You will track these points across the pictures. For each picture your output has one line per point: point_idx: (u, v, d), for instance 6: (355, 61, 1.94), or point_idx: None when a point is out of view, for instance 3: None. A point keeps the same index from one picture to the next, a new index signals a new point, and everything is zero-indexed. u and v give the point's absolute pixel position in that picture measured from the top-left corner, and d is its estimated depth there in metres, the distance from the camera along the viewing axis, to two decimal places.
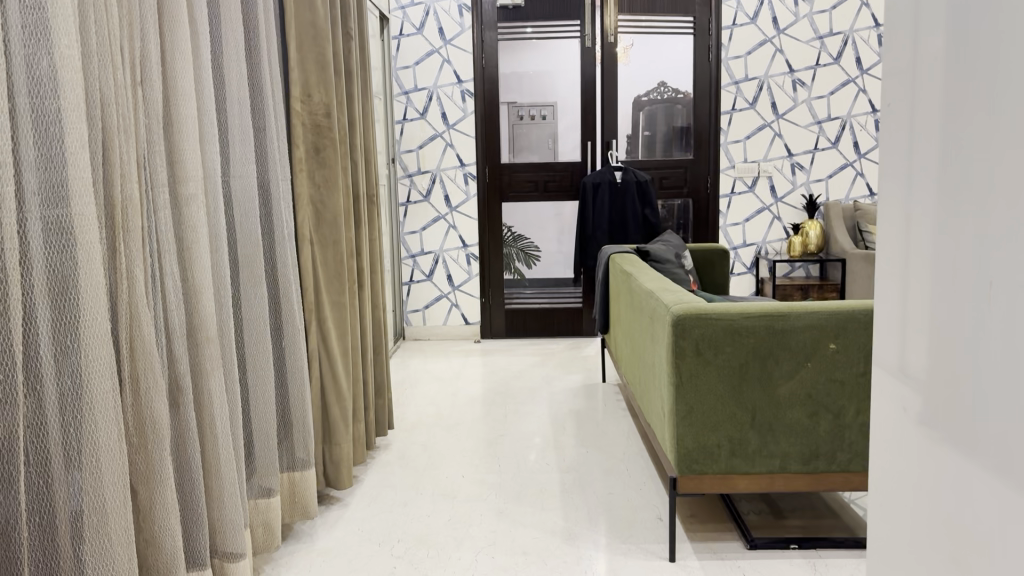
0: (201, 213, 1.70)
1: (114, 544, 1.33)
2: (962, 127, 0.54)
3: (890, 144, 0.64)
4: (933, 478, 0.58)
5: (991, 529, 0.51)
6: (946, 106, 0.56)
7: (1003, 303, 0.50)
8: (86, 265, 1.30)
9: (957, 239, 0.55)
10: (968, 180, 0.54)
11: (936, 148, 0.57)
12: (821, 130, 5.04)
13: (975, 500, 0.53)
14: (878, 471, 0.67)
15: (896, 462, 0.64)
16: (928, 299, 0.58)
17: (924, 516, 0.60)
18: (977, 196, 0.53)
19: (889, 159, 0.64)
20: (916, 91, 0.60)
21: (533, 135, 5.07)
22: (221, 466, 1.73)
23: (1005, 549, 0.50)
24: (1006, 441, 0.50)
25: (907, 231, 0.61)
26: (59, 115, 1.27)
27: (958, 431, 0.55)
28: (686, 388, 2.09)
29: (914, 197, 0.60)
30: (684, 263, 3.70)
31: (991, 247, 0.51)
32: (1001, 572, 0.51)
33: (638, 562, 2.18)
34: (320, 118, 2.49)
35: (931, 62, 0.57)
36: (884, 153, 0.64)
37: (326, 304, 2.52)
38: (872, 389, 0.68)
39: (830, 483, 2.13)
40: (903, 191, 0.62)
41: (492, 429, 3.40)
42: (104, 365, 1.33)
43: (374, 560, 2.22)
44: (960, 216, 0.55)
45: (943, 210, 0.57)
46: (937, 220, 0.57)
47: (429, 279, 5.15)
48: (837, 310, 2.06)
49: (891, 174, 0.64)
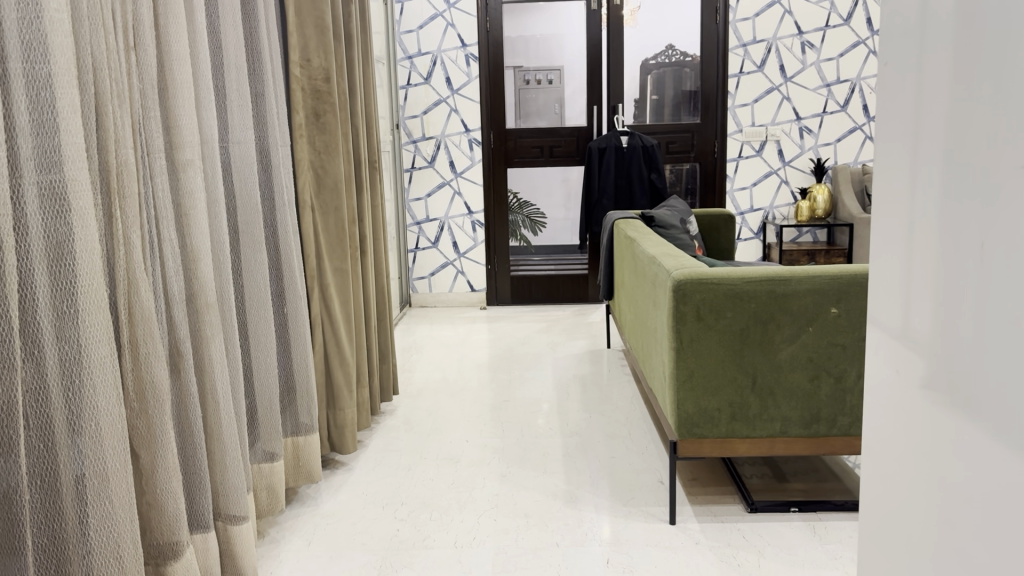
0: (198, 178, 1.69)
1: (116, 506, 1.35)
2: (970, 81, 0.52)
3: (888, 102, 0.62)
4: (929, 443, 0.58)
5: (990, 491, 0.51)
6: (954, 59, 0.54)
7: (1007, 262, 0.49)
8: (80, 230, 1.30)
9: (964, 198, 0.53)
10: (975, 138, 0.52)
11: (941, 105, 0.55)
12: (830, 93, 4.94)
13: (975, 462, 0.52)
14: (873, 434, 0.67)
15: (892, 425, 0.63)
16: (929, 262, 0.57)
17: (921, 478, 0.59)
18: (984, 155, 0.51)
19: (887, 117, 0.63)
20: (922, 46, 0.57)
21: (540, 100, 5.03)
22: (223, 430, 1.75)
23: (1002, 509, 0.49)
24: (1007, 400, 0.49)
25: (911, 193, 0.59)
26: (50, 80, 1.27)
27: (958, 393, 0.54)
28: (686, 353, 2.09)
29: (918, 156, 0.58)
30: (689, 228, 3.68)
31: (997, 205, 0.50)
32: (995, 532, 0.50)
33: (639, 524, 2.20)
34: (319, 83, 2.46)
35: (938, 14, 0.55)
36: (889, 112, 0.62)
37: (327, 270, 2.52)
38: (871, 353, 0.67)
39: (830, 447, 2.13)
40: (908, 152, 0.60)
41: (497, 394, 3.42)
42: (99, 329, 1.34)
43: (378, 522, 2.25)
44: (964, 172, 0.53)
45: (943, 170, 0.55)
46: (938, 181, 0.56)
47: (434, 246, 5.14)
48: (840, 274, 2.05)
49: (895, 133, 0.61)
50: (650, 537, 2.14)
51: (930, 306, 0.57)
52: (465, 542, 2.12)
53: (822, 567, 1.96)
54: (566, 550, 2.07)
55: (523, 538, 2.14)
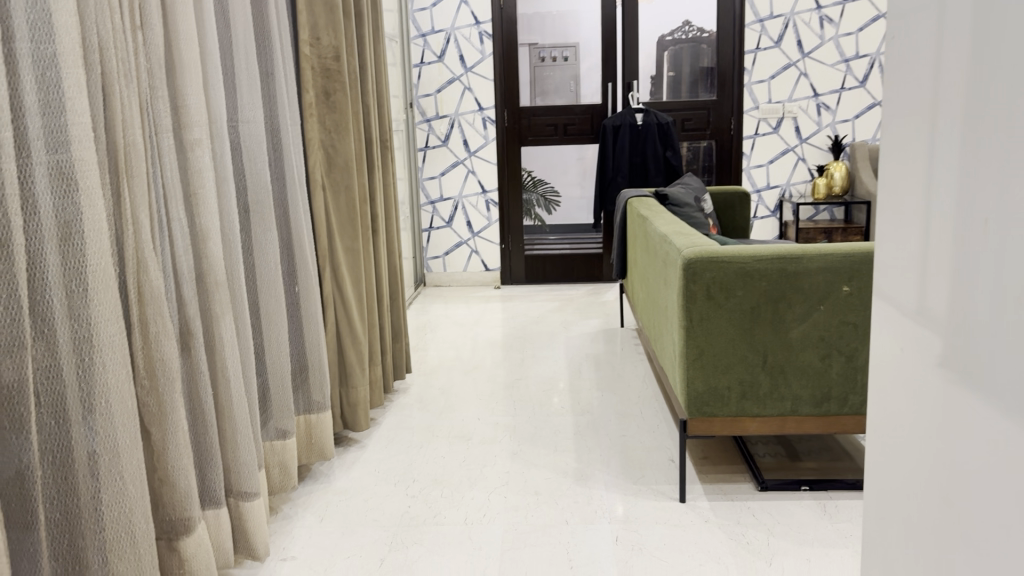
0: (205, 157, 1.70)
1: (127, 482, 1.37)
2: (994, 45, 0.49)
3: (904, 72, 0.59)
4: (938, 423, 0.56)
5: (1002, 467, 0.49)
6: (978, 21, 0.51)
7: None
8: (88, 210, 1.31)
9: (985, 168, 0.51)
10: (998, 105, 0.49)
11: (963, 71, 0.52)
12: (849, 69, 4.86)
13: (986, 439, 0.51)
14: (879, 413, 0.66)
15: (899, 403, 0.62)
16: (941, 235, 0.56)
17: (927, 456, 0.58)
18: (1009, 120, 0.48)
19: (899, 90, 0.60)
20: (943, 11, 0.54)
21: (555, 78, 4.99)
22: (234, 408, 1.76)
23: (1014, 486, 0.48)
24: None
25: (930, 165, 0.56)
26: (55, 60, 1.27)
27: (972, 368, 0.52)
28: (697, 331, 2.08)
29: (937, 127, 0.55)
30: (704, 207, 3.65)
31: (1019, 175, 0.47)
32: (1004, 509, 0.49)
33: (648, 502, 2.21)
34: (329, 61, 2.46)
35: None
36: (907, 81, 0.59)
37: (339, 248, 2.53)
38: (878, 330, 0.65)
39: (842, 426, 2.12)
40: (926, 122, 0.57)
41: (510, 372, 3.43)
42: (108, 307, 1.35)
43: (390, 499, 2.27)
44: (986, 140, 0.50)
45: (956, 142, 0.53)
46: (949, 153, 0.54)
47: (448, 226, 5.15)
48: (852, 252, 2.03)
49: (913, 103, 0.58)
50: (660, 515, 2.14)
51: (938, 282, 0.56)
52: (476, 519, 2.14)
53: (831, 545, 1.96)
54: (576, 527, 2.08)
55: (533, 515, 2.15)
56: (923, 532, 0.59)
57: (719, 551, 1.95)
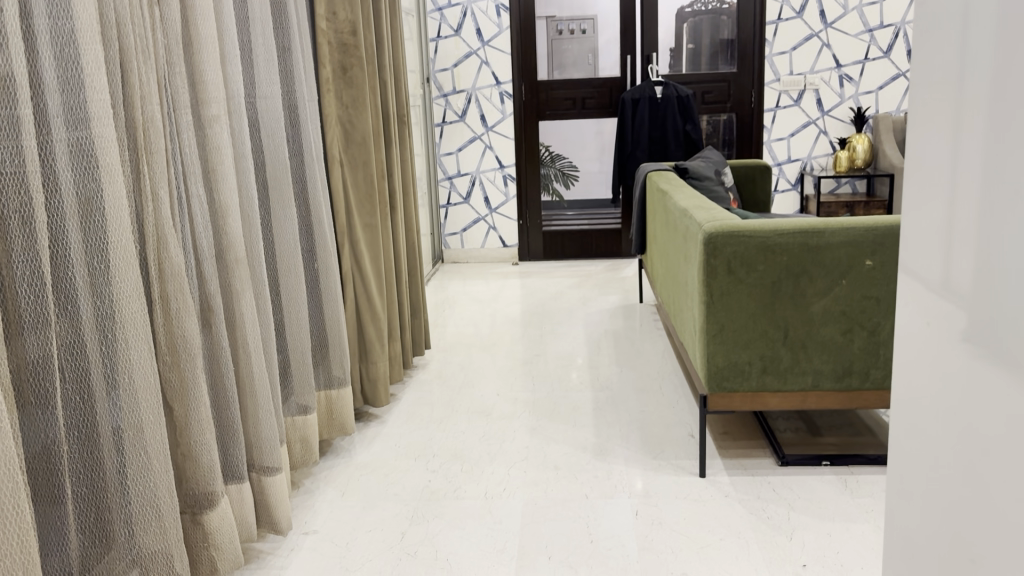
0: (224, 132, 1.70)
1: (152, 457, 1.38)
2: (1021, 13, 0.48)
3: (927, 43, 0.58)
4: (965, 405, 0.55)
5: None
6: None
7: None
8: (109, 187, 1.31)
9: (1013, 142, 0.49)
10: None
11: (990, 42, 0.51)
12: (873, 39, 4.76)
13: (1012, 416, 0.49)
14: (903, 389, 0.64)
15: (922, 378, 0.61)
16: (967, 209, 0.54)
17: (950, 432, 0.57)
18: None
19: (923, 61, 0.59)
20: None
21: (573, 51, 4.94)
22: (256, 384, 1.78)
23: None
24: None
25: (954, 139, 0.55)
26: (73, 35, 1.27)
27: (998, 345, 0.51)
28: (717, 306, 2.07)
29: (961, 100, 0.54)
30: (724, 180, 3.62)
31: None
32: None
33: (668, 477, 2.21)
34: (346, 36, 2.44)
35: None
36: (931, 53, 0.57)
37: (357, 225, 2.53)
38: (901, 305, 0.64)
39: (864, 400, 2.10)
40: (949, 96, 0.55)
41: (528, 348, 3.43)
42: (130, 284, 1.36)
43: (411, 474, 2.29)
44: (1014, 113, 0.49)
45: (983, 115, 0.52)
46: (973, 125, 0.53)
47: (466, 202, 5.14)
48: (876, 226, 2.00)
49: (936, 75, 0.57)
50: (680, 490, 2.14)
51: (963, 258, 0.54)
52: (496, 493, 2.15)
53: (852, 520, 1.95)
54: (595, 502, 2.08)
55: (553, 489, 2.16)
56: (949, 517, 0.58)
57: (739, 526, 1.94)
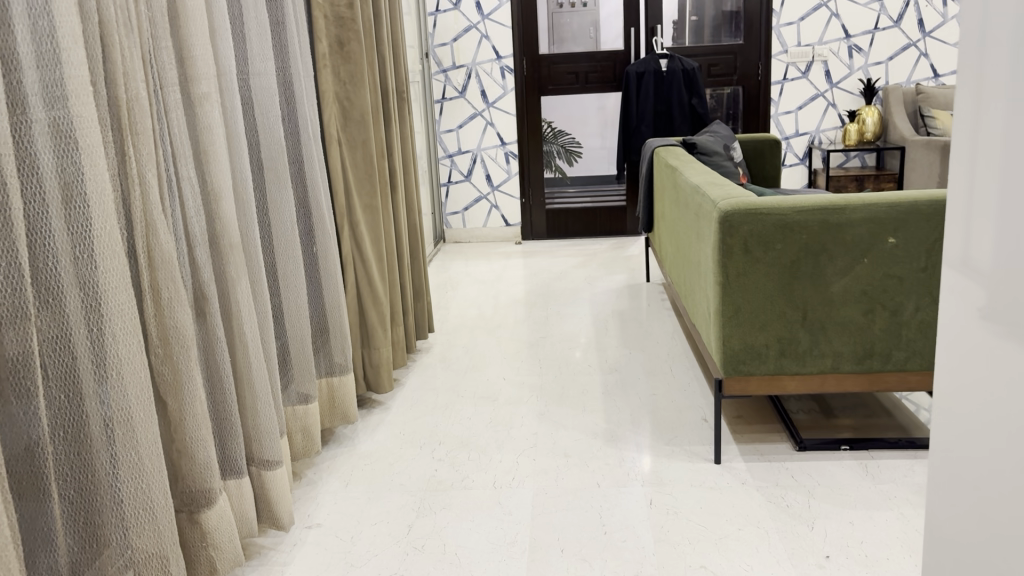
0: (215, 111, 1.61)
1: (144, 456, 1.31)
2: None
3: None
4: (995, 380, 0.47)
5: None
6: None
7: None
8: (91, 169, 1.23)
9: None
10: None
11: None
12: (883, 8, 4.63)
13: None
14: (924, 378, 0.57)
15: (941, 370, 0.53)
16: (992, 175, 0.47)
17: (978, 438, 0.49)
18: None
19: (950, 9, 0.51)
20: None
21: (574, 24, 4.82)
22: (254, 375, 1.70)
23: None
24: None
25: (978, 104, 0.48)
26: (47, 6, 1.18)
27: None
28: (734, 287, 1.98)
29: (986, 58, 0.47)
30: (733, 155, 3.53)
31: None
32: None
33: (681, 464, 2.14)
34: (342, 9, 2.34)
35: None
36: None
37: (357, 206, 2.44)
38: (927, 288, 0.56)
39: (885, 383, 2.03)
40: (975, 50, 0.48)
41: (534, 330, 3.35)
42: (117, 273, 1.28)
43: (415, 463, 2.22)
44: None
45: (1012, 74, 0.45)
46: (1001, 79, 0.45)
47: (467, 180, 5.04)
48: (898, 202, 1.91)
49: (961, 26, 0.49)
50: (694, 477, 2.07)
51: (981, 223, 0.48)
52: (505, 483, 2.08)
53: (875, 507, 1.88)
54: (607, 491, 2.01)
55: (563, 478, 2.09)
56: (977, 508, 0.50)
57: (757, 515, 1.87)
